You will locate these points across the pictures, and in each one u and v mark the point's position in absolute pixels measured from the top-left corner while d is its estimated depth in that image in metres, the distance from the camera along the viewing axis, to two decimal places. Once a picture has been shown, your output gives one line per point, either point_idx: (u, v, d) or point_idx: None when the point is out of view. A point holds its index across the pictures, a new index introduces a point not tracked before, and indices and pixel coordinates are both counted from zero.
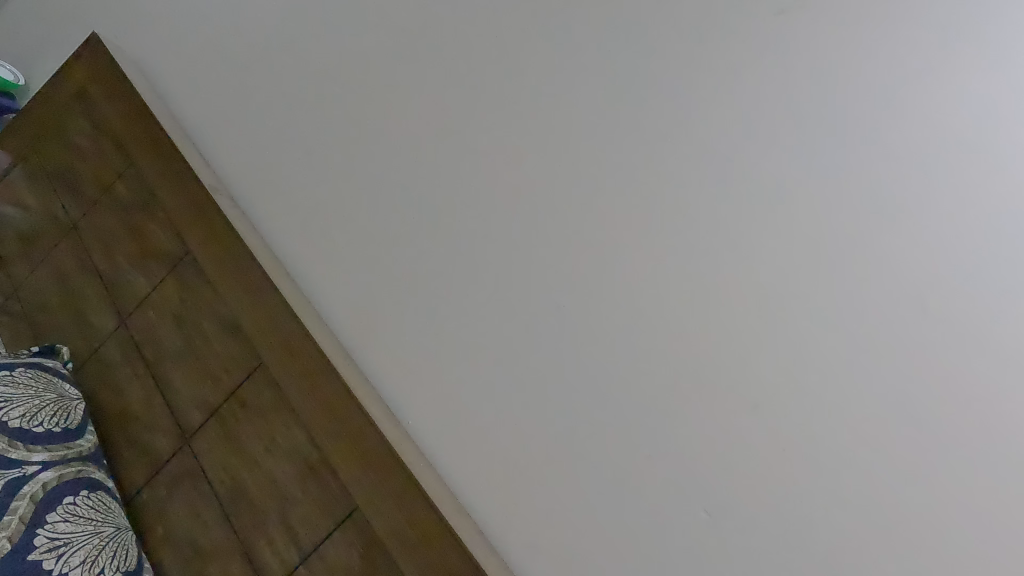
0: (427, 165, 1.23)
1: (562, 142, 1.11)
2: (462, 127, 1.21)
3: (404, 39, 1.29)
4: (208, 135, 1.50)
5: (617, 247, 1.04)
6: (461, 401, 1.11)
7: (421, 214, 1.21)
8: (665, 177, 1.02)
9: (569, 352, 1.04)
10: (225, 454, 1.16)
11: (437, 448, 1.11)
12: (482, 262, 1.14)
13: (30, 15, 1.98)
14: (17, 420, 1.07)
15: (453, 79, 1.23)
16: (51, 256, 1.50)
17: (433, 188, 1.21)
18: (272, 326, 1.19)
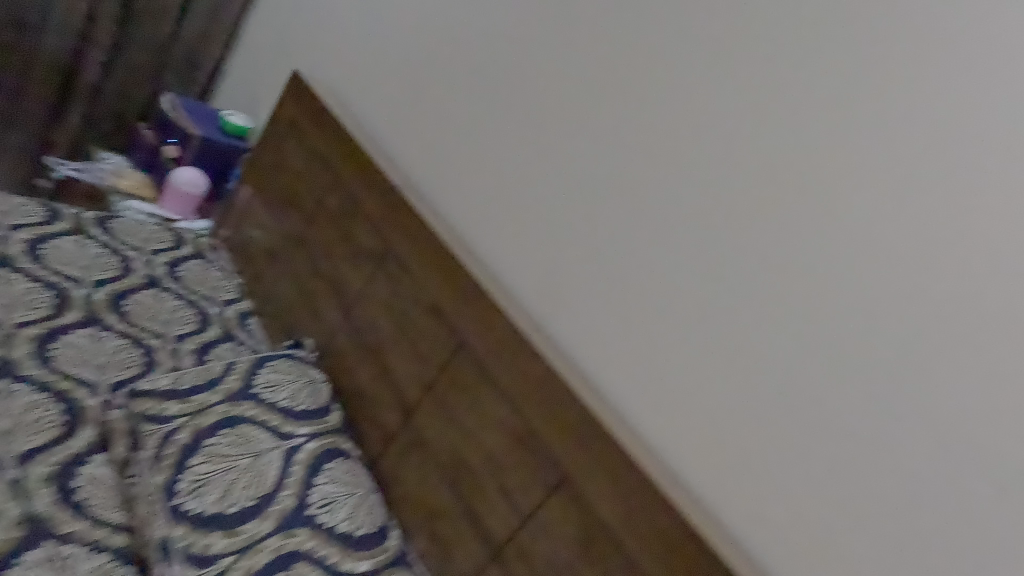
0: (598, 131, 1.22)
1: (745, 77, 1.03)
2: (630, 83, 1.18)
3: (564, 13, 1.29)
4: (394, 142, 1.66)
5: (832, 195, 0.94)
6: (664, 370, 1.09)
7: (598, 180, 1.21)
8: (887, 109, 0.90)
9: (776, 306, 0.98)
10: (442, 425, 1.27)
11: (643, 417, 1.11)
12: (667, 221, 1.11)
13: (248, 68, 2.37)
14: (284, 401, 1.30)
15: (619, 44, 1.20)
16: (288, 265, 1.78)
17: (607, 153, 1.20)
18: (469, 307, 1.27)
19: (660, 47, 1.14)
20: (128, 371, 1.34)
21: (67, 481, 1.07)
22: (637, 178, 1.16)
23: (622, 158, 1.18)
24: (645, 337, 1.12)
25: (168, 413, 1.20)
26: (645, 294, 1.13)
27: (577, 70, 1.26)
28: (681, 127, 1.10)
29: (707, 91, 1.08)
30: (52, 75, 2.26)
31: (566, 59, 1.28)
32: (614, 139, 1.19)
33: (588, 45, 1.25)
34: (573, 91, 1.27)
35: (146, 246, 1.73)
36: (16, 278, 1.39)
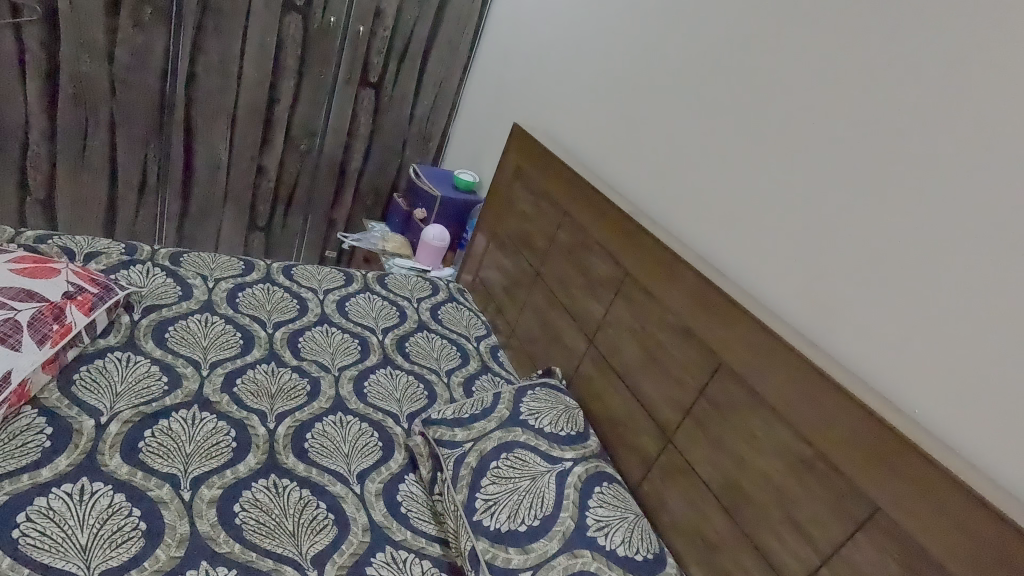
0: (859, 118, 1.13)
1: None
2: (888, 65, 1.09)
3: (797, 19, 1.26)
4: (621, 176, 1.76)
5: None
6: (994, 383, 0.91)
7: (871, 170, 1.10)
8: None
9: None
10: (709, 450, 1.23)
11: (966, 442, 0.94)
12: (978, 203, 0.95)
13: (472, 130, 2.70)
14: (548, 426, 1.39)
15: (868, 34, 1.12)
16: (528, 300, 1.93)
17: (880, 138, 1.09)
18: (724, 325, 1.23)
19: (928, 12, 1.04)
20: (417, 403, 1.58)
21: (391, 496, 1.30)
22: (924, 159, 1.03)
23: (901, 140, 1.06)
24: (965, 344, 0.95)
25: (456, 438, 1.37)
26: (955, 294, 0.97)
27: (828, 55, 1.19)
28: (982, 89, 0.96)
29: (1002, 49, 0.94)
30: (330, 168, 2.82)
31: (806, 53, 1.24)
32: (886, 120, 1.08)
33: (838, 28, 1.18)
34: (822, 80, 1.20)
35: (413, 296, 2.05)
36: (334, 330, 1.75)
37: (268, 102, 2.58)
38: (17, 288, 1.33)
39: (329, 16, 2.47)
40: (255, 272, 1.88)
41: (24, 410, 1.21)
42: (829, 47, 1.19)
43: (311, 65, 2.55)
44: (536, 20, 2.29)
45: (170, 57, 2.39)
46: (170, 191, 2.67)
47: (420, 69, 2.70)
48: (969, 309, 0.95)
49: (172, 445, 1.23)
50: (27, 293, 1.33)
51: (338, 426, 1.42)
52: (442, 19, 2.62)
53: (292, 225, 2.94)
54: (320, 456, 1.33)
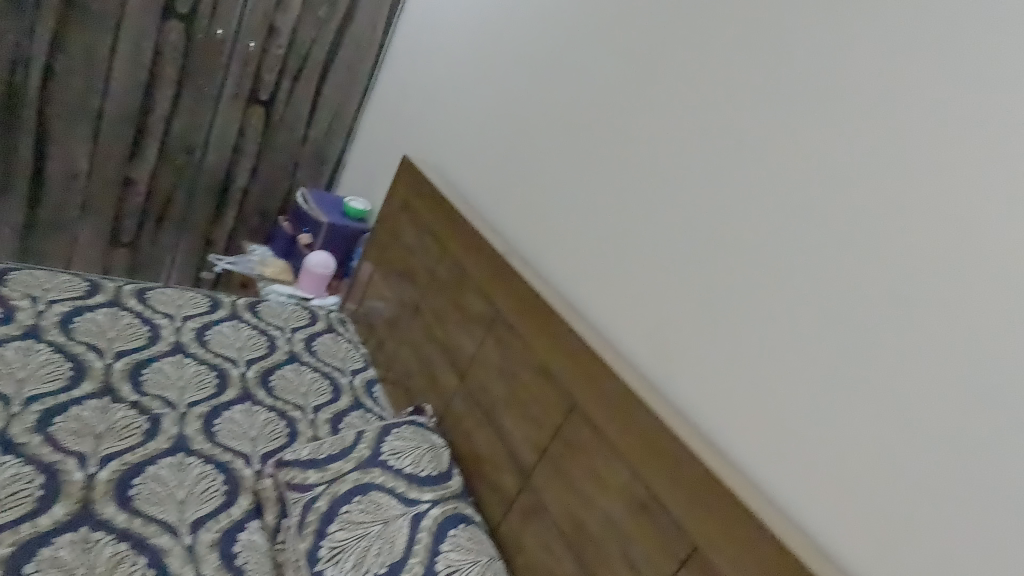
0: (695, 189, 1.30)
1: (874, 112, 1.05)
2: (715, 147, 1.28)
3: (650, 96, 1.43)
4: (501, 215, 1.81)
5: (921, 242, 0.97)
6: (788, 425, 1.08)
7: (701, 235, 1.27)
8: (961, 161, 0.94)
9: (884, 355, 0.99)
10: (562, 491, 1.25)
11: (765, 475, 1.11)
12: (801, 270, 1.11)
13: (367, 157, 2.66)
14: (409, 467, 1.36)
15: (702, 120, 1.31)
16: (407, 334, 1.90)
17: (718, 207, 1.25)
18: (580, 366, 1.28)
19: (746, 108, 1.24)
20: (274, 442, 1.49)
21: (227, 547, 1.20)
22: (761, 228, 1.18)
23: (745, 211, 1.21)
24: (767, 390, 1.12)
25: (308, 480, 1.31)
26: (761, 346, 1.14)
27: (691, 127, 1.33)
28: (808, 174, 1.12)
29: (794, 145, 1.15)
30: (210, 184, 2.65)
31: (658, 126, 1.40)
32: (735, 190, 1.23)
33: (696, 103, 1.33)
34: (677, 151, 1.35)
35: (286, 325, 1.94)
36: (188, 361, 1.61)
37: (141, 110, 2.40)
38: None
39: (216, 27, 2.35)
40: (103, 294, 1.70)
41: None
42: (691, 119, 1.33)
43: (194, 76, 2.41)
44: (435, 56, 2.31)
45: (22, 51, 2.16)
46: (13, 198, 2.38)
47: (315, 91, 2.63)
48: (768, 360, 1.13)
49: None
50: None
51: (175, 469, 1.30)
52: (340, 42, 2.57)
53: (164, 242, 2.71)
54: (147, 505, 1.20)
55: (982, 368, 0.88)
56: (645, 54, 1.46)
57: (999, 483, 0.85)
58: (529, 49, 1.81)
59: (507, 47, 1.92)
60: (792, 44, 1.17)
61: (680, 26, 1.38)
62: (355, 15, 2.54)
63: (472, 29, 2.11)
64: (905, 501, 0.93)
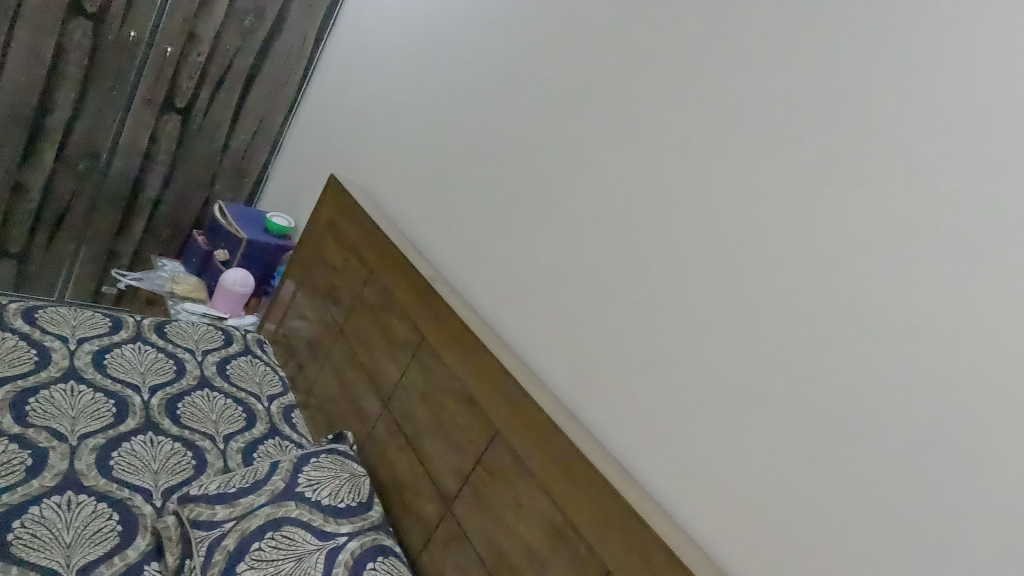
0: (610, 223, 1.36)
1: (769, 160, 1.12)
2: (628, 183, 1.34)
3: (571, 130, 1.48)
4: (429, 240, 1.81)
5: (801, 280, 1.05)
6: (694, 451, 1.15)
7: (616, 267, 1.33)
8: (830, 208, 1.03)
9: (771, 385, 1.07)
10: (482, 518, 1.27)
11: (672, 499, 1.17)
12: (704, 307, 1.17)
13: (293, 172, 2.59)
14: (327, 498, 1.32)
15: (616, 156, 1.37)
16: (330, 357, 1.85)
17: (630, 241, 1.31)
18: (502, 395, 1.31)
19: (653, 147, 1.31)
20: (180, 475, 1.40)
21: None
22: (668, 265, 1.24)
23: (656, 247, 1.27)
24: (675, 417, 1.18)
25: (216, 516, 1.25)
26: (670, 375, 1.21)
27: (609, 162, 1.38)
28: (710, 215, 1.19)
29: (696, 184, 1.22)
30: (116, 193, 2.47)
31: (577, 160, 1.45)
32: (647, 227, 1.29)
33: (613, 140, 1.38)
34: (595, 185, 1.40)
35: (198, 347, 1.83)
36: (82, 388, 1.48)
37: (37, 110, 2.21)
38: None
39: (128, 29, 2.22)
40: None
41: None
42: (610, 154, 1.38)
43: (100, 78, 2.25)
44: (366, 75, 2.30)
45: None
46: None
47: (238, 101, 2.53)
48: (676, 388, 1.19)
49: None
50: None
51: (63, 509, 1.20)
52: (267, 54, 2.49)
53: (60, 254, 2.50)
54: (27, 551, 1.10)
55: (856, 402, 0.97)
56: (568, 87, 1.51)
57: (858, 501, 0.95)
58: (461, 77, 1.84)
59: (439, 72, 1.93)
60: (696, 88, 1.25)
61: (600, 62, 1.44)
62: (283, 27, 2.47)
63: (404, 52, 2.12)
64: (789, 521, 1.01)
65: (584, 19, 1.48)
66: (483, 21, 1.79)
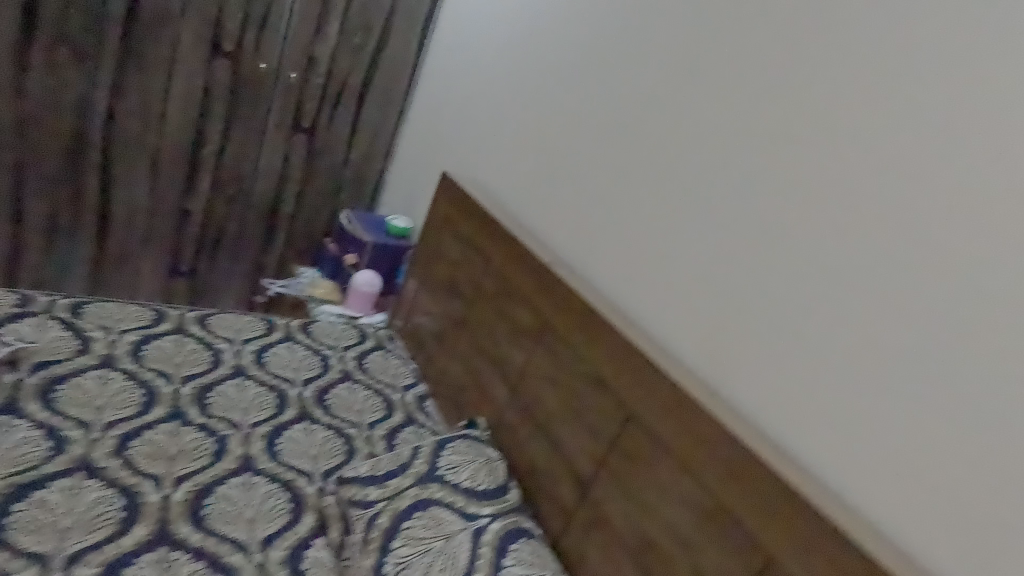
0: (741, 187, 1.29)
1: (938, 100, 1.02)
2: (758, 144, 1.27)
3: (686, 98, 1.43)
4: (542, 226, 1.81)
5: (978, 226, 0.96)
6: (862, 424, 1.05)
7: (752, 232, 1.26)
8: (1009, 145, 0.94)
9: (947, 344, 0.97)
10: (623, 502, 1.24)
11: (835, 476, 1.08)
12: (865, 267, 1.08)
13: (407, 177, 2.72)
14: (467, 481, 1.36)
15: (741, 119, 1.31)
16: (456, 347, 1.91)
17: (766, 205, 1.24)
18: (634, 377, 1.27)
19: (783, 105, 1.23)
20: (335, 459, 1.52)
21: (296, 563, 1.23)
22: (817, 227, 1.15)
23: (800, 209, 1.18)
24: (833, 387, 1.10)
25: (370, 496, 1.34)
26: (824, 341, 1.12)
27: (740, 123, 1.31)
28: (865, 169, 1.10)
29: (839, 137, 1.14)
30: (260, 212, 2.75)
31: (696, 128, 1.40)
32: (791, 188, 1.21)
33: (742, 100, 1.31)
34: (720, 151, 1.34)
35: (338, 344, 1.98)
36: (249, 383, 1.66)
37: (193, 143, 2.51)
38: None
39: (260, 61, 2.46)
40: (167, 322, 1.77)
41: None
42: (740, 116, 1.31)
43: (241, 109, 2.52)
44: (467, 73, 2.35)
45: (86, 97, 2.29)
46: (82, 237, 2.51)
47: (354, 116, 2.71)
48: (833, 356, 1.10)
49: (47, 519, 1.13)
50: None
51: (243, 488, 1.35)
52: (376, 67, 2.64)
53: (219, 270, 2.82)
54: (220, 524, 1.25)
55: None
56: (685, 52, 1.45)
57: None
58: (561, 57, 1.83)
59: (539, 59, 1.93)
60: (830, 38, 1.17)
61: (715, 26, 1.38)
62: (389, 40, 2.62)
63: (502, 42, 2.14)
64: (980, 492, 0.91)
65: None
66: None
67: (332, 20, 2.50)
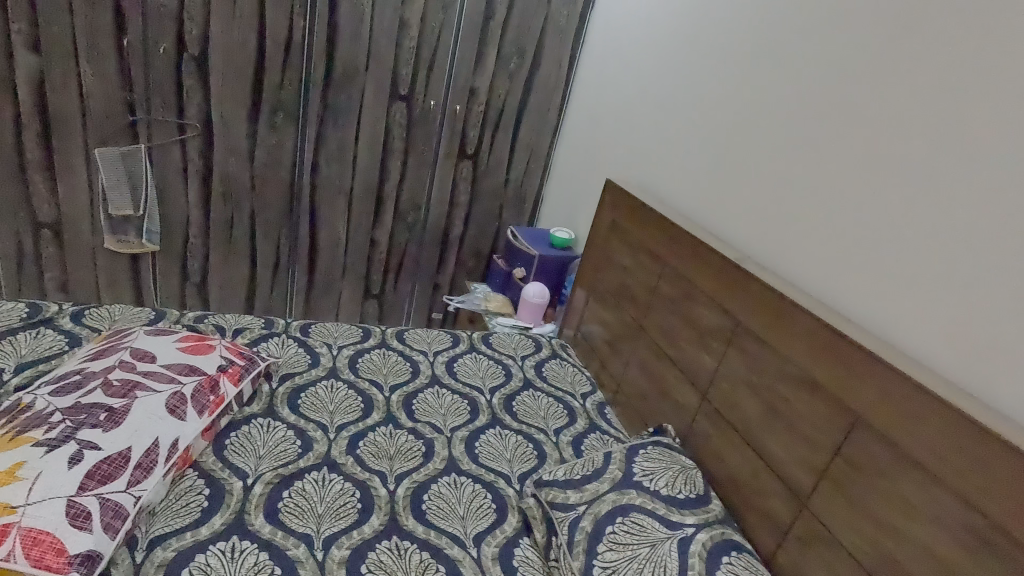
0: (960, 150, 1.11)
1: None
2: (980, 97, 1.08)
3: (881, 60, 1.27)
4: (721, 224, 1.73)
5: None
6: None
7: (987, 200, 1.06)
8: None
9: None
10: (853, 516, 1.11)
11: None
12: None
13: (566, 189, 2.78)
14: (666, 488, 1.33)
15: (954, 71, 1.13)
16: (633, 354, 1.88)
17: (1000, 166, 1.04)
18: (856, 379, 1.14)
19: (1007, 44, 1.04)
20: (528, 463, 1.59)
21: (507, 561, 1.29)
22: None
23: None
24: None
25: (569, 500, 1.36)
26: None
27: (966, 72, 1.11)
28: None
29: None
30: (434, 236, 3.01)
31: (897, 92, 1.23)
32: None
33: (968, 43, 1.11)
34: (928, 112, 1.17)
35: (517, 354, 2.08)
36: (444, 391, 1.81)
37: (378, 180, 2.83)
38: (136, 371, 1.46)
39: (429, 99, 2.71)
40: (373, 338, 2.00)
41: (136, 494, 1.20)
42: (968, 62, 1.10)
43: (415, 145, 2.79)
44: (622, 78, 2.36)
45: (297, 152, 2.70)
46: (298, 270, 2.96)
47: (512, 136, 2.85)
48: None
49: (306, 506, 1.33)
50: (138, 383, 1.42)
51: (453, 487, 1.46)
52: (530, 87, 2.76)
53: (403, 291, 3.13)
54: (437, 518, 1.37)
55: None
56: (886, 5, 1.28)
57: None
58: (730, 47, 1.76)
59: (703, 52, 1.88)
60: None
61: None
62: (541, 60, 2.73)
63: (660, 43, 2.12)
64: None
65: None
66: None
67: (490, 50, 2.66)
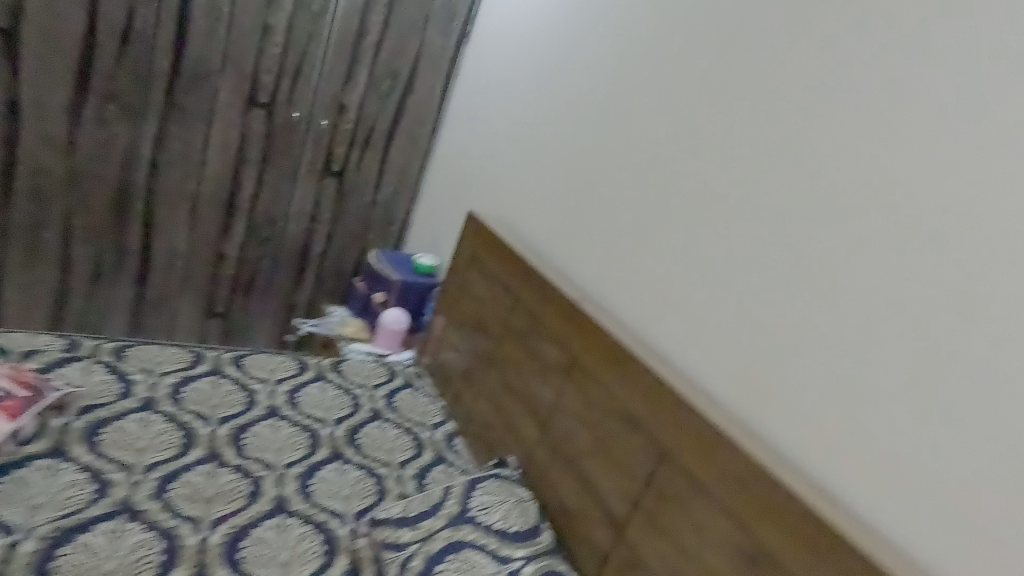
0: (756, 223, 1.36)
1: (982, 139, 1.04)
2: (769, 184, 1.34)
3: (702, 139, 1.50)
4: (568, 263, 1.84)
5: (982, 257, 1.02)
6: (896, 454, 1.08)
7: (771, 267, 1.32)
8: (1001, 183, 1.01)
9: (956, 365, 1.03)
10: (659, 544, 1.22)
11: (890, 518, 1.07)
12: (911, 309, 1.09)
13: (433, 215, 2.78)
14: (498, 522, 1.35)
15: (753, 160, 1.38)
16: (483, 386, 1.91)
17: (780, 241, 1.31)
18: (669, 416, 1.26)
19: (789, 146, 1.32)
20: (365, 501, 1.52)
21: None
22: (854, 266, 1.18)
23: (844, 246, 1.20)
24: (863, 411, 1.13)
25: (402, 539, 1.34)
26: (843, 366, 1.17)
27: (759, 161, 1.37)
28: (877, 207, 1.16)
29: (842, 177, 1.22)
30: (292, 253, 2.84)
31: (712, 168, 1.47)
32: (818, 223, 1.24)
33: (761, 139, 1.37)
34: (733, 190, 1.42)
35: (368, 383, 2.00)
36: (282, 424, 1.68)
37: (229, 189, 2.62)
38: None
39: (292, 110, 2.57)
40: (204, 363, 1.81)
41: None
42: (760, 154, 1.37)
43: (275, 156, 2.63)
44: (490, 114, 2.43)
45: (131, 150, 2.41)
46: (123, 281, 2.62)
47: (381, 158, 2.80)
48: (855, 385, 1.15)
49: (91, 562, 1.16)
50: None
51: (278, 531, 1.36)
52: (404, 112, 2.76)
53: (252, 310, 2.90)
54: (256, 566, 1.26)
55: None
56: (709, 91, 1.50)
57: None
58: (583, 101, 1.90)
59: (560, 102, 2.01)
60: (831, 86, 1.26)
61: (727, 74, 1.47)
62: (414, 86, 2.73)
63: (524, 87, 2.23)
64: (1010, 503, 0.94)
65: (706, 34, 1.52)
66: (608, 41, 1.84)
67: (361, 69, 2.61)
